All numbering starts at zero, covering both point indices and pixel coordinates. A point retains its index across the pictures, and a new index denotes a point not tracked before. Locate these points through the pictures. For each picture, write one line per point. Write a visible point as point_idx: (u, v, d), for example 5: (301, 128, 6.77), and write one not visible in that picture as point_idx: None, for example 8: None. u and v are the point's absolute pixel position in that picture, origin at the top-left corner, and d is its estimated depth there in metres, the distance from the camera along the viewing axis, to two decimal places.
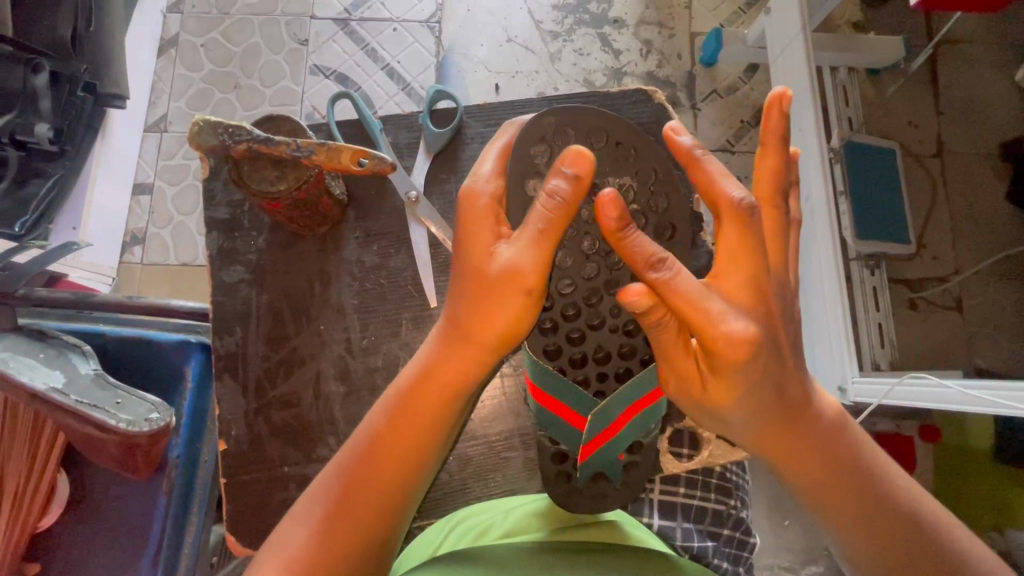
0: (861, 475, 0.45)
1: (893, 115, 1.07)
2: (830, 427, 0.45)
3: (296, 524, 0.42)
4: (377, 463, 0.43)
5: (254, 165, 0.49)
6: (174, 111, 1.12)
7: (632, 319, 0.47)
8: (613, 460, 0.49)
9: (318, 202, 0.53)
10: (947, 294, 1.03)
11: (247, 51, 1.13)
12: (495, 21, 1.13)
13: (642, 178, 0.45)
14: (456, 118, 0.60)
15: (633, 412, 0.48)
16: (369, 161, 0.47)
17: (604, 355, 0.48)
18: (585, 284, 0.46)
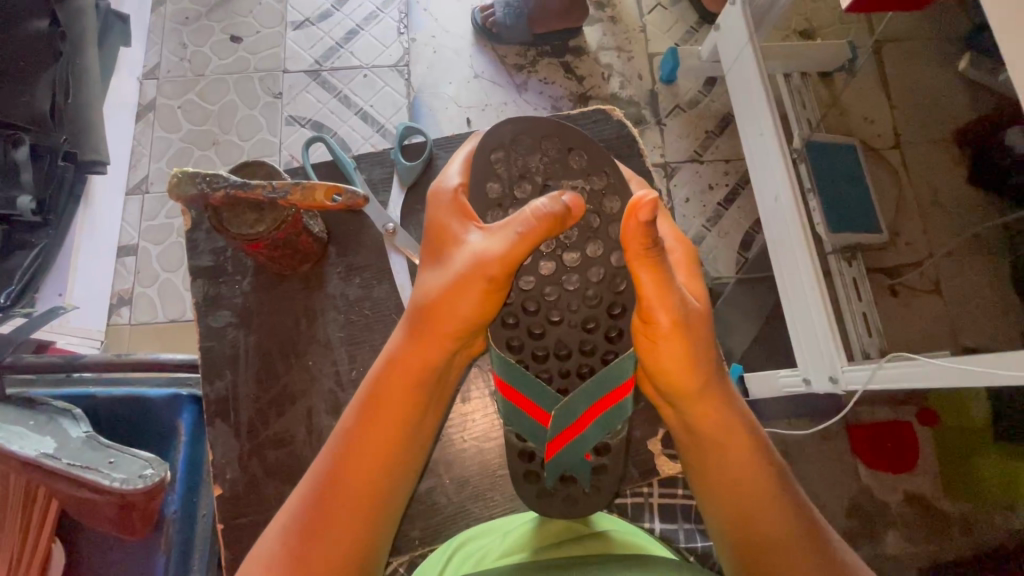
0: (753, 466, 0.46)
1: (849, 113, 1.14)
2: (732, 419, 0.46)
3: (268, 542, 0.43)
4: (352, 468, 0.45)
5: (229, 211, 0.50)
6: (154, 172, 1.14)
7: (593, 316, 0.46)
8: (581, 459, 0.48)
9: (298, 241, 0.54)
10: (925, 278, 1.06)
11: (223, 108, 1.17)
12: (461, 60, 1.18)
13: (592, 181, 0.45)
14: (426, 151, 0.62)
15: (597, 409, 0.46)
16: (342, 196, 0.49)
17: (565, 352, 0.47)
18: (538, 277, 0.46)
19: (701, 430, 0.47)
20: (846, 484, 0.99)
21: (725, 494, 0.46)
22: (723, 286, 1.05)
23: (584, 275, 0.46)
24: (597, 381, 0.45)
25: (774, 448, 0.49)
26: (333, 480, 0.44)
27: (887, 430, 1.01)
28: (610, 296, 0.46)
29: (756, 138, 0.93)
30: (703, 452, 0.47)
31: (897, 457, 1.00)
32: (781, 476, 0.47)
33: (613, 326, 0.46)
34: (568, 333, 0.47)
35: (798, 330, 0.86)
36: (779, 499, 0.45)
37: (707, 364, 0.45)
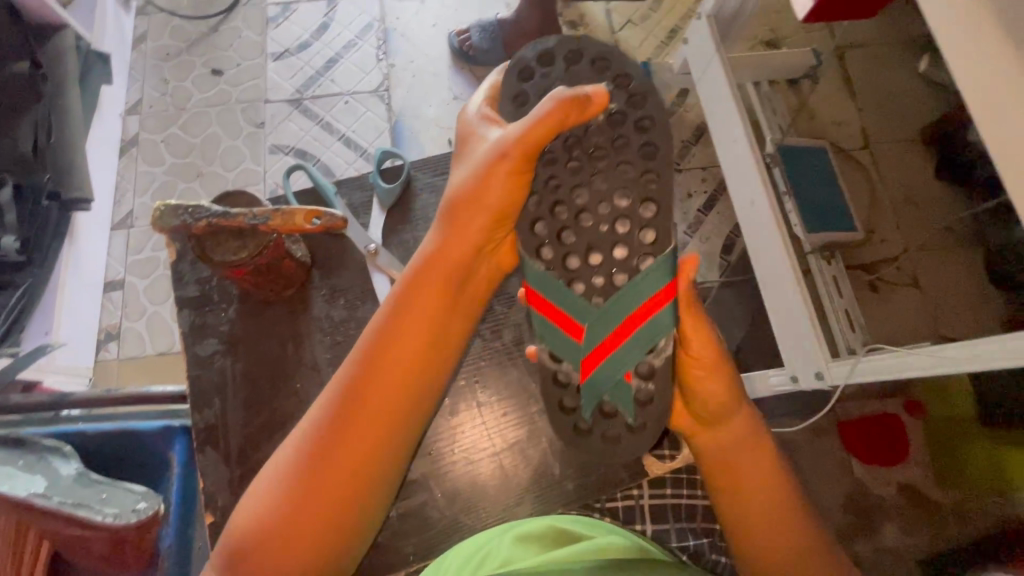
0: (778, 494, 0.49)
1: (818, 117, 1.18)
2: (760, 451, 0.51)
3: (288, 452, 0.48)
4: (373, 379, 0.48)
5: (213, 239, 0.51)
6: (139, 207, 1.14)
7: (626, 215, 0.44)
8: (620, 383, 0.44)
9: (282, 265, 0.55)
10: (903, 273, 1.09)
11: (206, 140, 1.18)
12: (440, 82, 1.21)
13: (620, 84, 0.45)
14: (404, 174, 0.64)
15: (633, 323, 0.44)
16: (321, 219, 0.50)
17: (597, 256, 0.45)
18: (565, 178, 0.45)
19: (730, 456, 0.51)
20: (841, 480, 1.01)
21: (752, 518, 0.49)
22: (707, 290, 1.07)
23: (614, 173, 0.44)
24: (629, 287, 0.44)
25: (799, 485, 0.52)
26: (354, 394, 0.48)
27: (875, 424, 1.02)
28: (639, 194, 0.44)
29: (729, 144, 0.95)
30: (731, 477, 0.50)
31: (888, 451, 1.01)
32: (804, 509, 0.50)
33: (647, 225, 0.44)
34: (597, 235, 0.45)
35: (781, 329, 0.88)
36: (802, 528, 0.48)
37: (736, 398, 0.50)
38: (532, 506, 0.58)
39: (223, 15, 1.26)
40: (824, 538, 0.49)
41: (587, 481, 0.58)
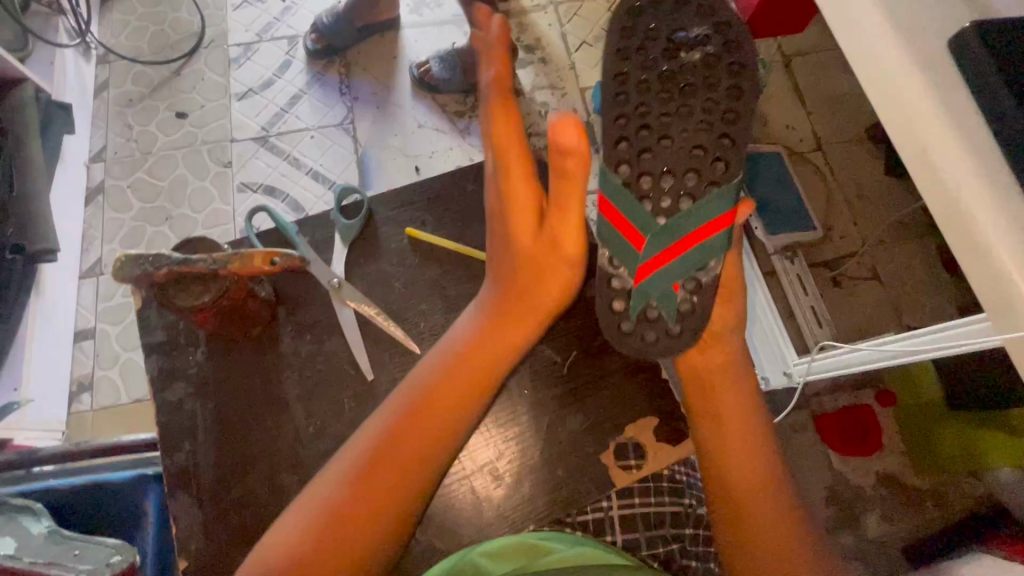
0: (766, 467, 0.51)
1: (771, 123, 1.23)
2: (750, 424, 0.53)
3: (328, 483, 0.49)
4: (417, 416, 0.51)
5: (175, 287, 0.51)
6: (108, 254, 1.13)
7: (702, 142, 0.51)
8: (668, 290, 0.52)
9: (246, 307, 0.56)
10: (864, 266, 1.13)
11: (173, 183, 1.18)
12: (404, 112, 1.24)
13: (721, 35, 0.52)
14: (364, 208, 0.65)
15: (690, 241, 0.52)
16: (279, 259, 0.51)
17: (671, 175, 0.51)
18: (655, 101, 0.52)
19: (723, 419, 0.53)
20: (821, 473, 1.03)
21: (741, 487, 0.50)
22: None
23: (698, 104, 0.51)
24: (690, 211, 0.51)
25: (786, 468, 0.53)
26: (396, 434, 0.50)
27: (850, 416, 1.05)
28: (718, 117, 0.51)
29: None
30: (725, 442, 0.52)
31: (863, 441, 1.04)
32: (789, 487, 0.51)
33: (716, 152, 0.51)
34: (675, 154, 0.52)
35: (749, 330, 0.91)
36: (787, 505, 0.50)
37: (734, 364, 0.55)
38: (510, 526, 0.58)
39: (185, 59, 1.27)
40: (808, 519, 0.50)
41: (558, 496, 0.58)
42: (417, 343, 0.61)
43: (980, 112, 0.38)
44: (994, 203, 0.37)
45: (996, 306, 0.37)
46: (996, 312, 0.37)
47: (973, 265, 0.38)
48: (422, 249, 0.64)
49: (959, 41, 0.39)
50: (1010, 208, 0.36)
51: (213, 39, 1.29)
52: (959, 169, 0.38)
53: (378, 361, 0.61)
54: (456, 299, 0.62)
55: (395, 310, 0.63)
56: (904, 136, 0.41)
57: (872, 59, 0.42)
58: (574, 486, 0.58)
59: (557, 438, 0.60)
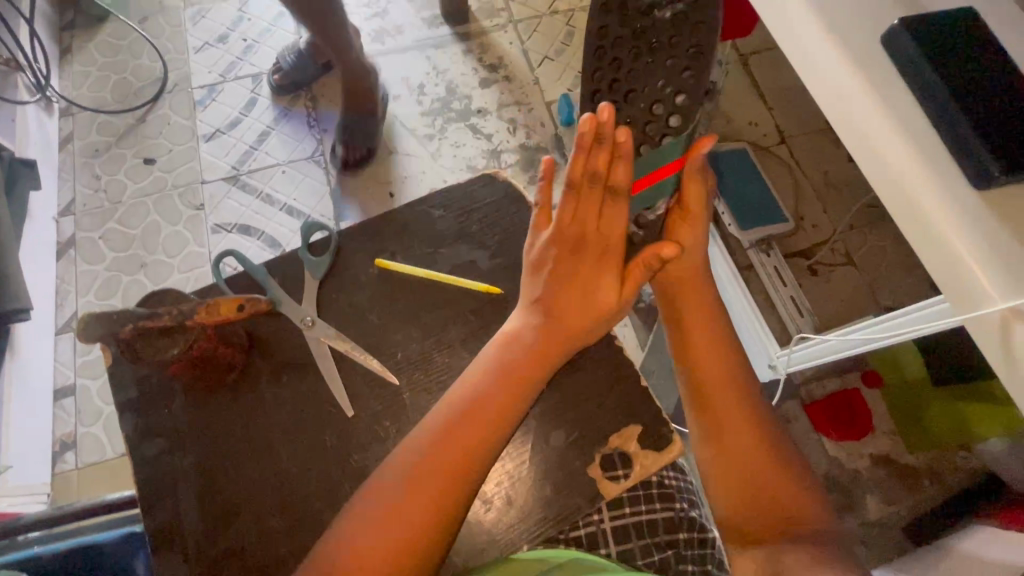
0: (757, 426, 0.53)
1: (734, 120, 1.26)
2: (737, 384, 0.54)
3: (377, 489, 0.46)
4: (465, 425, 0.48)
5: (143, 342, 0.50)
6: (83, 307, 1.12)
7: (663, 97, 0.49)
8: None
9: (217, 354, 0.57)
10: (836, 252, 1.14)
11: (146, 230, 1.17)
12: (375, 138, 1.25)
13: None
14: (332, 243, 0.65)
15: (647, 181, 0.51)
16: (250, 304, 0.55)
17: (631, 125, 0.51)
18: (628, 52, 0.51)
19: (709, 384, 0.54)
20: (817, 461, 1.05)
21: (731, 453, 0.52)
22: None
23: (665, 57, 0.49)
24: (650, 154, 0.50)
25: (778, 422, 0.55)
26: (444, 441, 0.47)
27: (839, 401, 1.06)
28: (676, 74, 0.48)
29: None
30: (713, 408, 0.53)
31: (853, 425, 1.05)
32: (781, 443, 0.53)
33: (674, 107, 0.49)
34: (639, 111, 0.50)
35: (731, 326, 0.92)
36: (780, 461, 0.52)
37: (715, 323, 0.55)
38: (499, 550, 0.56)
39: (149, 105, 1.27)
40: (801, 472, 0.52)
41: (549, 513, 0.57)
42: (396, 373, 0.60)
43: (916, 105, 0.40)
44: (939, 190, 0.38)
45: (951, 290, 0.38)
46: (952, 296, 0.38)
47: (925, 245, 0.38)
48: (394, 278, 0.64)
49: (888, 38, 0.41)
50: (953, 193, 0.38)
51: (177, 83, 1.29)
52: (903, 158, 0.39)
53: (357, 397, 0.59)
54: (433, 324, 0.62)
55: (374, 342, 0.62)
56: (851, 129, 0.41)
57: (810, 60, 0.43)
58: (565, 500, 0.57)
59: (545, 456, 0.58)
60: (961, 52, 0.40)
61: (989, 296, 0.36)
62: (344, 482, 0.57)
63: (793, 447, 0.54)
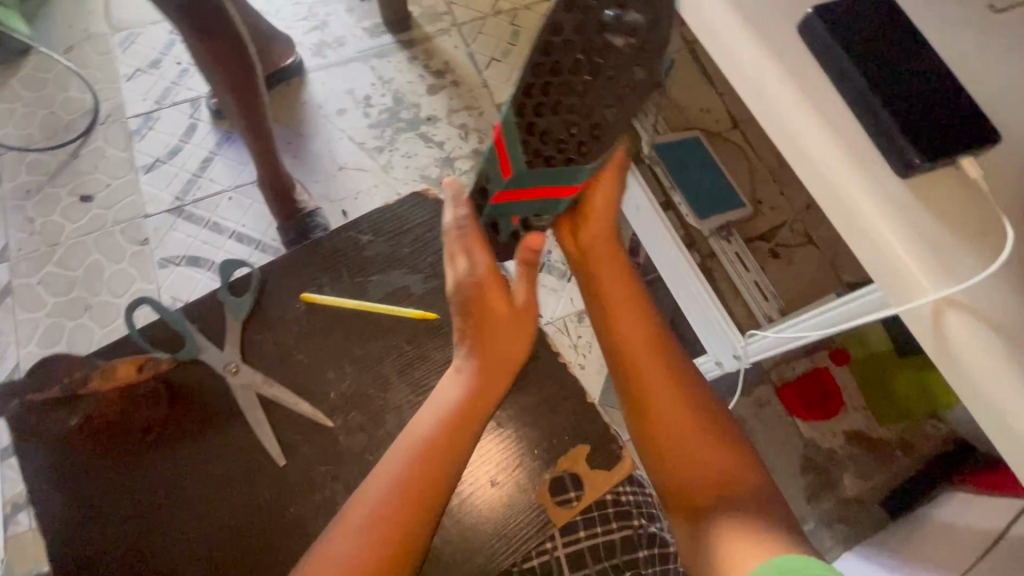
0: (696, 421, 0.52)
1: (686, 108, 1.21)
2: (672, 382, 0.54)
3: (342, 529, 0.45)
4: (430, 452, 0.47)
5: (49, 416, 0.57)
6: (26, 357, 1.06)
7: (578, 125, 0.44)
8: (512, 216, 0.53)
9: (129, 415, 0.57)
10: (795, 232, 1.10)
11: (88, 270, 1.12)
12: (323, 155, 1.21)
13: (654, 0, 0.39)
14: (255, 281, 0.64)
15: (544, 191, 0.49)
16: (147, 363, 0.59)
17: (547, 140, 0.46)
18: (569, 57, 0.42)
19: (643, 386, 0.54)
20: (791, 443, 1.06)
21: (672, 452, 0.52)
22: None
23: (595, 83, 0.42)
24: (551, 171, 0.47)
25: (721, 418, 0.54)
26: (408, 470, 0.46)
27: (809, 383, 1.04)
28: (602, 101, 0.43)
29: None
30: (650, 409, 0.53)
31: (823, 406, 1.04)
32: (726, 438, 0.52)
33: (585, 143, 0.45)
34: (558, 127, 0.45)
35: (695, 318, 0.90)
36: (723, 455, 0.51)
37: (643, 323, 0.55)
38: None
39: (81, 139, 1.22)
40: (749, 464, 0.51)
41: (499, 546, 0.58)
42: (329, 417, 0.60)
43: (837, 95, 0.39)
44: (864, 181, 0.37)
45: (882, 281, 0.36)
46: (884, 286, 0.36)
47: (853, 234, 0.37)
48: (322, 311, 0.64)
49: (805, 26, 0.40)
50: (877, 180, 0.36)
51: (109, 113, 1.24)
52: (827, 148, 0.38)
53: (290, 443, 0.59)
54: (364, 358, 0.62)
55: (301, 385, 0.61)
56: (772, 124, 0.40)
57: (728, 54, 0.42)
58: (518, 529, 0.58)
59: (494, 492, 0.59)
60: (875, 35, 0.39)
61: (919, 285, 0.34)
62: (288, 524, 0.57)
63: (741, 440, 0.53)
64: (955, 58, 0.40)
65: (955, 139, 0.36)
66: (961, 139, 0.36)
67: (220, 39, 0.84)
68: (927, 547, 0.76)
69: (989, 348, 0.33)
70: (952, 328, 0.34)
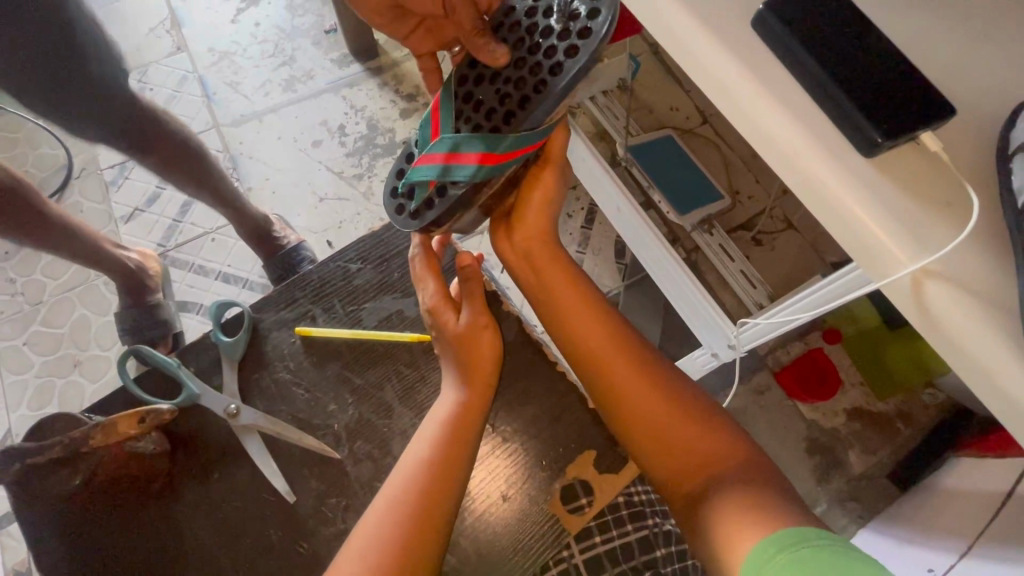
0: (688, 417, 0.53)
1: (655, 108, 1.22)
2: (657, 381, 0.54)
3: (351, 556, 0.46)
4: (426, 466, 0.49)
5: (40, 481, 0.53)
6: (17, 421, 1.04)
7: (513, 94, 0.47)
8: (423, 178, 0.48)
9: (130, 470, 0.55)
10: (775, 219, 1.10)
11: (75, 325, 1.11)
12: (302, 189, 1.21)
13: None
14: (246, 320, 0.64)
15: (460, 156, 0.47)
16: (145, 417, 0.54)
17: (484, 109, 0.48)
18: (515, 41, 0.48)
19: (630, 390, 0.53)
20: (794, 426, 1.06)
21: (664, 451, 0.52)
22: (615, 298, 1.12)
23: (532, 58, 0.46)
24: (476, 135, 0.47)
25: (717, 410, 0.55)
26: (407, 487, 0.48)
27: (805, 364, 1.04)
28: (534, 74, 0.46)
29: (579, 161, 1.01)
30: (638, 412, 0.53)
31: (822, 387, 1.04)
32: (722, 428, 0.53)
33: (515, 107, 0.47)
34: (493, 96, 0.48)
35: (687, 312, 0.91)
36: (719, 445, 0.52)
37: (621, 329, 0.56)
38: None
39: (57, 196, 1.21)
40: (751, 452, 0.52)
41: (521, 559, 0.58)
42: (334, 448, 0.60)
43: (798, 85, 0.40)
44: (833, 163, 0.38)
45: (861, 257, 0.37)
46: (863, 263, 0.38)
47: (828, 218, 0.38)
48: (317, 346, 0.64)
49: (759, 22, 0.41)
50: (845, 164, 0.38)
51: (83, 166, 1.23)
52: (794, 137, 0.39)
53: (297, 481, 0.59)
54: (363, 387, 0.62)
55: (303, 420, 0.61)
56: (742, 118, 0.41)
57: (692, 54, 0.43)
58: (534, 542, 0.58)
59: (505, 507, 0.60)
60: (827, 25, 0.41)
61: (897, 259, 0.36)
62: (305, 559, 0.56)
63: (741, 429, 0.54)
64: (903, 38, 0.41)
65: (915, 116, 0.38)
66: (920, 116, 0.38)
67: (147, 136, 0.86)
68: (941, 514, 0.77)
69: (971, 312, 0.34)
70: (933, 296, 0.34)
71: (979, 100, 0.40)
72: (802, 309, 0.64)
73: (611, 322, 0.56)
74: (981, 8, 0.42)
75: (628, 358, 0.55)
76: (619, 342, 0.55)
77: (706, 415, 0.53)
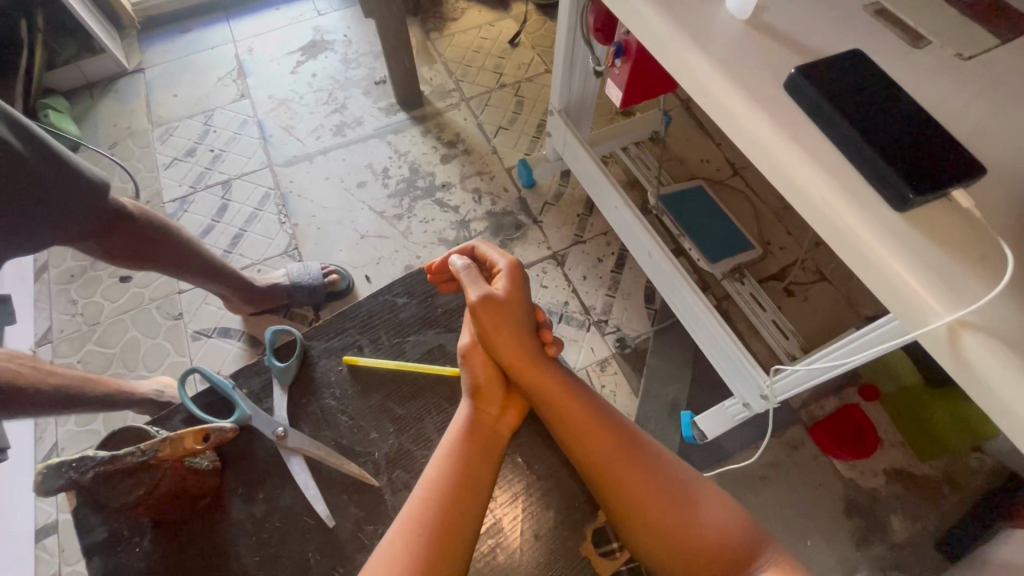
0: (700, 513, 0.53)
1: (685, 159, 1.27)
2: (667, 476, 0.55)
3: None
4: (442, 498, 0.51)
5: (109, 487, 0.54)
6: (64, 436, 1.08)
7: None
8: None
9: (187, 485, 0.57)
10: (808, 270, 1.12)
11: (126, 346, 1.17)
12: (345, 226, 1.28)
13: None
14: (297, 346, 0.68)
15: None
16: (210, 435, 0.56)
17: None
18: None
19: (636, 484, 0.54)
20: (831, 485, 1.00)
21: (671, 544, 0.52)
22: (645, 342, 1.12)
23: None
24: None
25: (736, 503, 0.55)
26: (421, 515, 0.50)
27: (841, 419, 1.02)
28: None
29: (613, 209, 1.04)
30: (649, 501, 0.54)
31: (861, 443, 1.01)
32: (736, 523, 0.53)
33: None
34: None
35: (720, 363, 0.90)
36: (735, 534, 0.52)
37: (627, 429, 0.58)
38: None
39: None
40: (770, 538, 0.52)
41: None
42: (373, 476, 0.61)
43: (831, 143, 0.42)
44: (865, 217, 0.39)
45: (899, 309, 0.39)
46: (902, 313, 0.39)
47: (867, 270, 0.40)
48: (363, 375, 0.68)
49: (791, 85, 0.44)
50: (878, 218, 0.39)
51: (148, 200, 1.33)
52: (826, 192, 0.41)
53: (337, 506, 0.60)
54: (405, 418, 0.65)
55: (346, 446, 0.63)
56: (778, 173, 0.44)
57: (727, 113, 0.46)
58: None
59: (535, 546, 0.59)
60: (857, 88, 0.43)
61: (933, 312, 0.36)
62: None
63: None
64: (931, 100, 0.44)
65: (944, 173, 0.39)
66: (952, 172, 0.39)
67: (115, 233, 0.81)
68: None
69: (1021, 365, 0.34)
70: (972, 349, 0.35)
71: (1010, 159, 0.41)
72: (842, 361, 0.62)
73: (615, 423, 0.58)
74: (1005, 76, 0.45)
75: (638, 452, 0.56)
76: (624, 440, 0.56)
77: (723, 509, 0.54)
